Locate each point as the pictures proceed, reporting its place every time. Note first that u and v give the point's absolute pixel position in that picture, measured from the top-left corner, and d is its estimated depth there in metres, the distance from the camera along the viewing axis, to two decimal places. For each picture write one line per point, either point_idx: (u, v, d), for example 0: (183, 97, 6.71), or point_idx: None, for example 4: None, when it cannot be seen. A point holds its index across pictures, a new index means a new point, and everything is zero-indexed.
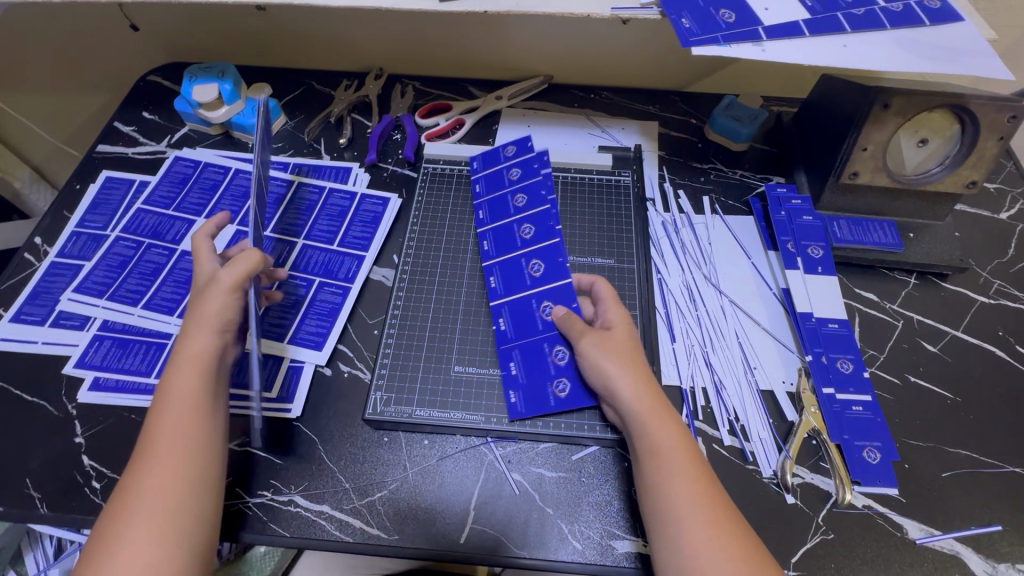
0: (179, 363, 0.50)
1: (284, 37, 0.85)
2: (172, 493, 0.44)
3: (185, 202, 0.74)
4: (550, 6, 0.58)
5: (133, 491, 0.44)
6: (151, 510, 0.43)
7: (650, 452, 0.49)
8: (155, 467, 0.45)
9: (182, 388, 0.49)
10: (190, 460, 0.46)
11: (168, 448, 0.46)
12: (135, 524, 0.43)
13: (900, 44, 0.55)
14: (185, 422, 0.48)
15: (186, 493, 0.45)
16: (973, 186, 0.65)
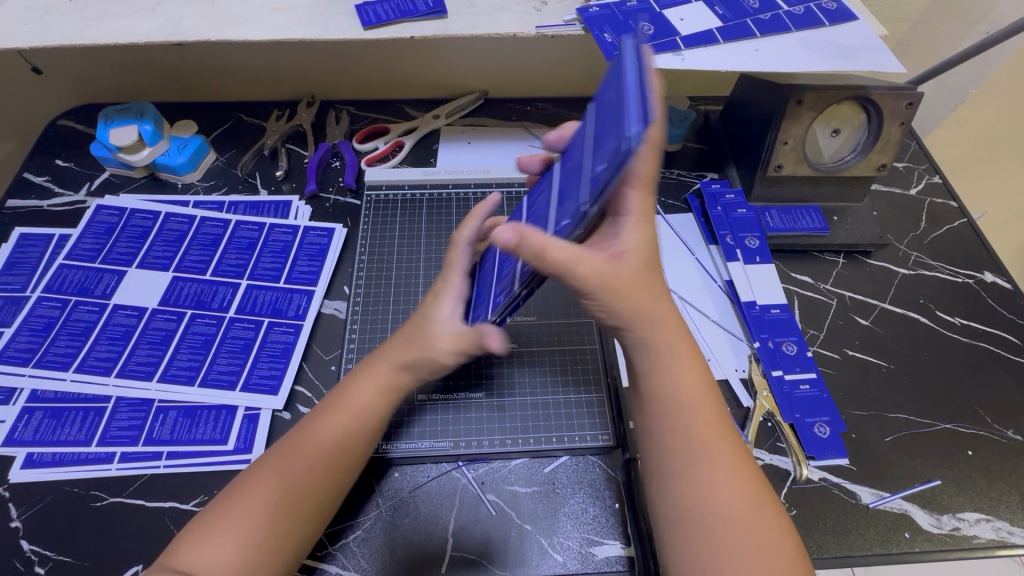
0: (368, 367, 0.52)
1: (205, 71, 0.82)
2: (313, 473, 0.47)
3: (113, 253, 0.70)
4: (476, 28, 0.59)
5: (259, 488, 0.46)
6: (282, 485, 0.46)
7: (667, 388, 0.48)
8: (312, 445, 0.48)
9: (364, 395, 0.51)
10: (339, 453, 0.48)
11: (331, 428, 0.49)
12: (278, 478, 0.46)
13: (805, 45, 0.58)
14: (353, 423, 0.50)
15: (324, 477, 0.47)
16: (883, 168, 0.70)
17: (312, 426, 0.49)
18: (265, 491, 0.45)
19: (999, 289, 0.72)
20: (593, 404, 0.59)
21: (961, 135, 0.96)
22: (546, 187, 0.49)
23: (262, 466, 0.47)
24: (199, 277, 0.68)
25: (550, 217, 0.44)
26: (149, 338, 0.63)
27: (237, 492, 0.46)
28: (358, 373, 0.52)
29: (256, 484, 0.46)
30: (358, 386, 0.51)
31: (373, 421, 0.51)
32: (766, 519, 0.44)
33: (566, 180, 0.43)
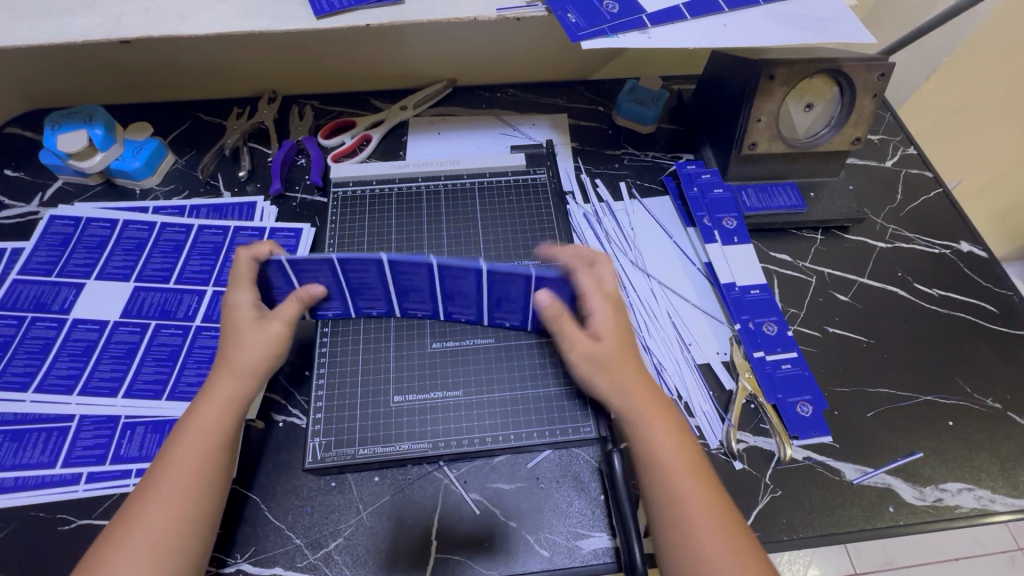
0: (210, 393, 0.49)
1: (158, 70, 0.78)
2: (174, 512, 0.43)
3: (70, 265, 0.67)
4: (434, 13, 0.56)
5: (128, 526, 0.43)
6: (157, 528, 0.43)
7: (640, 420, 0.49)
8: (163, 486, 0.44)
9: (204, 423, 0.48)
10: (191, 478, 0.45)
11: (177, 461, 0.46)
12: (140, 526, 0.42)
13: (773, 18, 0.57)
14: (198, 449, 0.46)
15: (180, 510, 0.44)
16: (858, 142, 0.69)
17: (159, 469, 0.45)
18: (129, 545, 0.42)
19: (975, 258, 0.72)
20: (573, 397, 0.57)
21: (935, 104, 0.96)
22: (465, 279, 0.52)
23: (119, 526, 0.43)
24: (162, 286, 0.66)
25: (483, 313, 0.58)
26: (112, 352, 0.61)
27: (100, 557, 0.42)
28: (197, 406, 0.49)
29: (118, 545, 0.42)
30: (196, 415, 0.48)
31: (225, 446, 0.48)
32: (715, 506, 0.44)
33: (496, 299, 0.56)
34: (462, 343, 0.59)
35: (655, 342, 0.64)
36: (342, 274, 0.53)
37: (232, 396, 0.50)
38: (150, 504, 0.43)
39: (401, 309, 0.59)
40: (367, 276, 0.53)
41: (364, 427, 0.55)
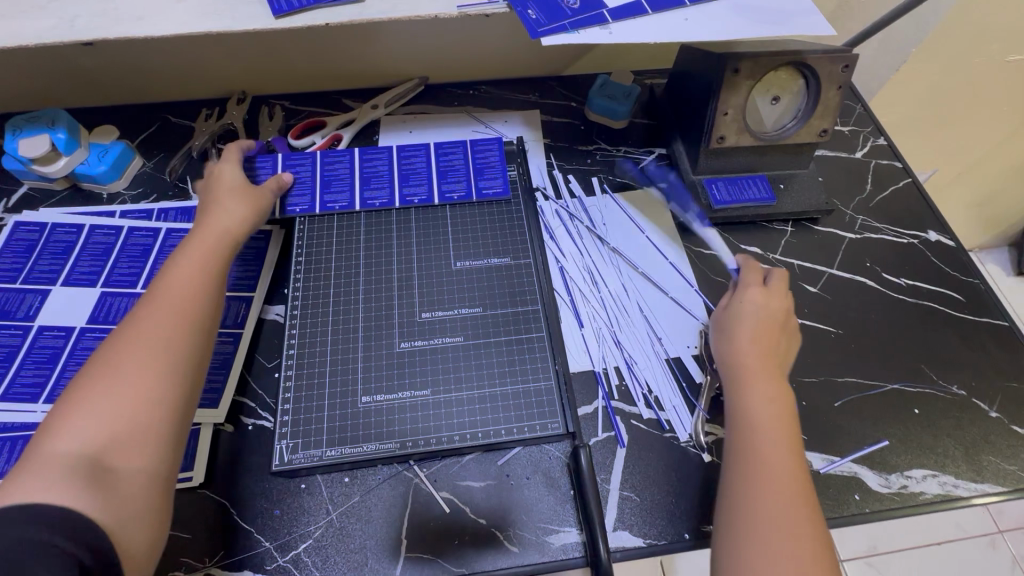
0: (162, 292, 0.51)
1: (123, 73, 0.77)
2: (139, 387, 0.44)
3: (36, 271, 0.66)
4: (395, 11, 0.56)
5: (128, 337, 0.46)
6: (152, 328, 0.47)
7: (756, 431, 0.48)
8: (124, 364, 0.45)
9: (193, 261, 0.54)
10: (188, 296, 0.51)
11: (133, 342, 0.46)
12: (100, 399, 0.42)
13: (735, 11, 0.57)
14: (161, 338, 0.47)
15: (179, 323, 0.48)
16: (825, 134, 0.69)
17: (110, 352, 0.46)
18: (87, 412, 0.42)
19: (943, 247, 0.72)
20: (541, 394, 0.57)
21: (906, 94, 0.96)
22: (418, 155, 0.73)
23: (65, 402, 0.43)
24: (129, 291, 0.65)
25: (434, 185, 0.70)
26: (79, 358, 0.60)
27: (47, 426, 0.42)
28: (150, 304, 0.49)
29: (67, 418, 0.42)
30: (184, 259, 0.54)
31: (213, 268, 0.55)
32: (806, 506, 0.43)
33: (444, 169, 0.72)
34: (431, 342, 0.59)
35: (625, 335, 0.64)
36: (322, 166, 0.71)
37: (189, 294, 0.51)
38: (148, 318, 0.48)
39: (362, 202, 0.69)
40: (339, 166, 0.71)
41: (331, 428, 0.55)
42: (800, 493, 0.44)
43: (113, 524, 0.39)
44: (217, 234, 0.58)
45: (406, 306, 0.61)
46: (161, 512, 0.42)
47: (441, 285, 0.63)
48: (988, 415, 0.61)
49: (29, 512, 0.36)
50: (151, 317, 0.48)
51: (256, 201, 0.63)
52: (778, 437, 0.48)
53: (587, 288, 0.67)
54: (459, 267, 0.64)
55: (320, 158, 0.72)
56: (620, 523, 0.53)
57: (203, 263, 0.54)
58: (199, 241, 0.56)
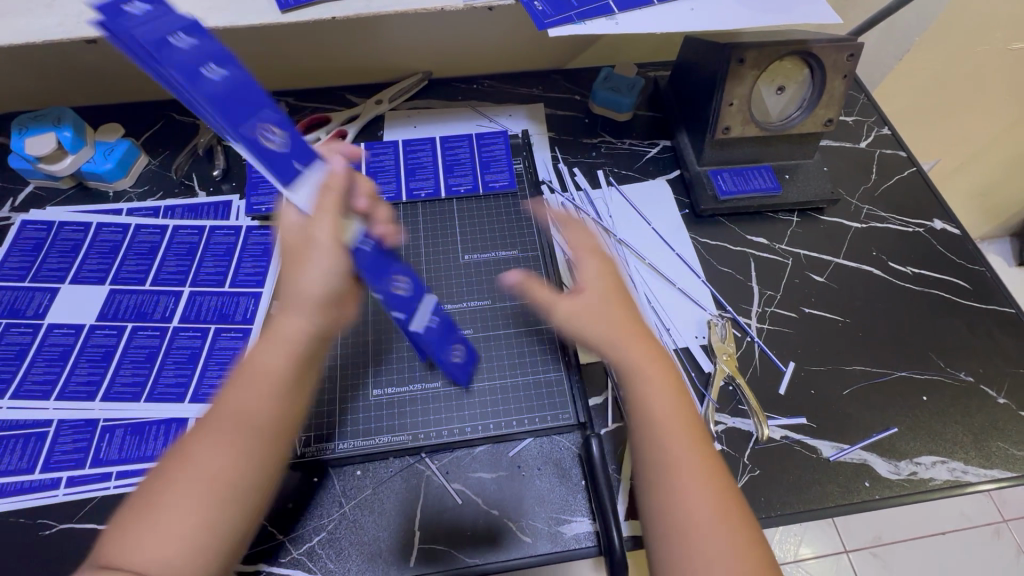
0: (239, 390, 0.39)
1: (127, 70, 0.77)
2: (207, 524, 0.37)
3: (44, 270, 0.66)
4: (401, 4, 0.56)
5: (196, 444, 0.38)
6: (226, 424, 0.39)
7: (647, 403, 0.45)
8: (187, 487, 0.37)
9: (270, 355, 0.40)
10: (266, 385, 0.40)
11: (197, 464, 0.38)
12: (157, 540, 0.36)
13: (741, 0, 0.57)
14: (219, 467, 0.38)
15: (239, 434, 0.39)
16: (830, 124, 0.69)
17: (179, 473, 0.37)
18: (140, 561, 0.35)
19: (948, 235, 0.73)
20: (551, 385, 0.57)
21: (908, 84, 0.96)
22: (423, 149, 0.73)
23: (127, 539, 0.36)
24: (138, 288, 0.65)
25: (440, 178, 0.71)
26: (89, 356, 0.60)
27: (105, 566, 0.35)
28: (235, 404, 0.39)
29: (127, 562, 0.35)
30: (264, 344, 0.40)
31: (294, 384, 0.41)
32: (741, 539, 0.40)
33: (451, 163, 0.72)
34: None
35: None
36: None
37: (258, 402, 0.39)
38: (230, 404, 0.39)
39: None
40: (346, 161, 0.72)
41: (342, 421, 0.55)
42: (725, 486, 0.42)
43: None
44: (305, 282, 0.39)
45: None
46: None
47: (449, 278, 0.63)
48: (996, 402, 0.61)
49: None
50: (210, 436, 0.38)
51: (351, 266, 0.43)
52: (683, 437, 0.44)
53: None
54: (467, 260, 0.64)
55: None
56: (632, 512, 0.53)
57: (289, 336, 0.40)
58: (275, 333, 0.40)
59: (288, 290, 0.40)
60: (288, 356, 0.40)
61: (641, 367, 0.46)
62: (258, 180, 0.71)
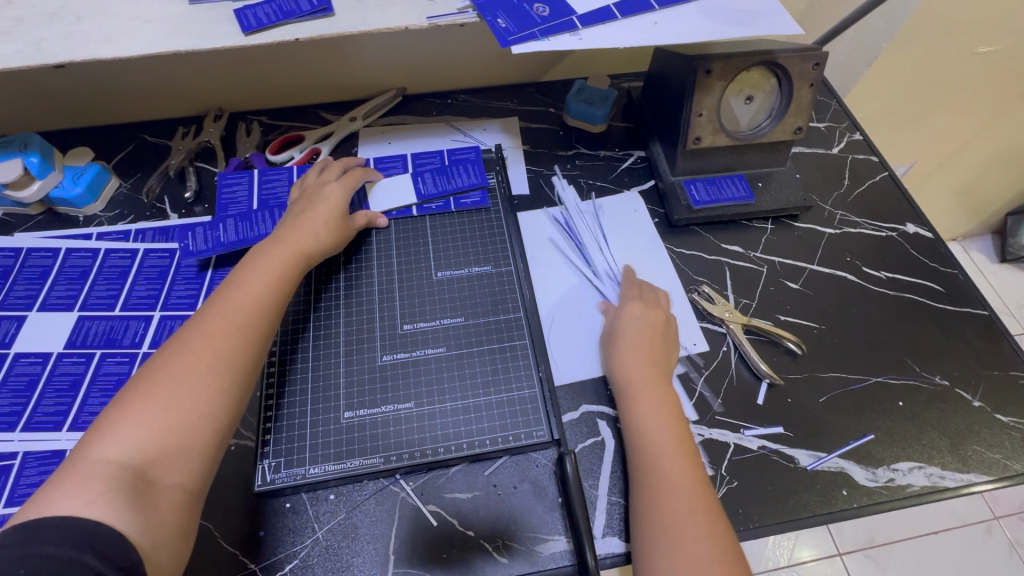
0: (233, 296, 0.53)
1: (97, 94, 0.77)
2: (198, 399, 0.47)
3: (11, 298, 0.65)
4: (366, 24, 0.56)
5: (194, 345, 0.49)
6: (222, 333, 0.50)
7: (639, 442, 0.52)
8: (189, 376, 0.47)
9: (262, 275, 0.55)
10: (257, 301, 0.54)
11: (202, 341, 0.50)
12: (161, 404, 0.46)
13: (704, 13, 0.58)
14: (219, 365, 0.49)
15: (239, 341, 0.51)
16: (800, 131, 0.70)
17: (181, 351, 0.49)
18: (136, 420, 0.45)
19: (921, 238, 0.73)
20: (523, 402, 0.56)
21: (879, 89, 0.97)
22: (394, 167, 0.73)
23: (125, 402, 0.46)
24: (108, 313, 0.64)
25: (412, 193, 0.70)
26: (57, 385, 0.59)
27: (99, 427, 0.45)
28: (201, 316, 0.52)
29: (123, 420, 0.45)
30: (260, 263, 0.57)
31: (273, 302, 0.55)
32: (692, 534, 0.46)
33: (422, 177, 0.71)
34: (414, 353, 0.59)
35: None
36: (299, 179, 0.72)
37: (251, 305, 0.53)
38: (206, 325, 0.51)
39: None
40: None
41: (313, 445, 0.54)
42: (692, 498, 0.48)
43: (144, 546, 0.40)
44: (306, 237, 0.59)
45: (387, 319, 0.61)
46: (189, 520, 0.45)
47: (422, 296, 0.62)
48: (972, 405, 0.61)
49: (64, 524, 0.38)
50: (216, 334, 0.50)
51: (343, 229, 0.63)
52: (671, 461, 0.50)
53: (569, 294, 0.66)
54: (440, 277, 0.64)
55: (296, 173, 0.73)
56: (610, 528, 0.52)
57: (276, 271, 0.56)
58: (276, 248, 0.58)
59: (304, 222, 0.61)
60: (275, 286, 0.56)
61: (643, 403, 0.54)
62: (228, 201, 0.70)
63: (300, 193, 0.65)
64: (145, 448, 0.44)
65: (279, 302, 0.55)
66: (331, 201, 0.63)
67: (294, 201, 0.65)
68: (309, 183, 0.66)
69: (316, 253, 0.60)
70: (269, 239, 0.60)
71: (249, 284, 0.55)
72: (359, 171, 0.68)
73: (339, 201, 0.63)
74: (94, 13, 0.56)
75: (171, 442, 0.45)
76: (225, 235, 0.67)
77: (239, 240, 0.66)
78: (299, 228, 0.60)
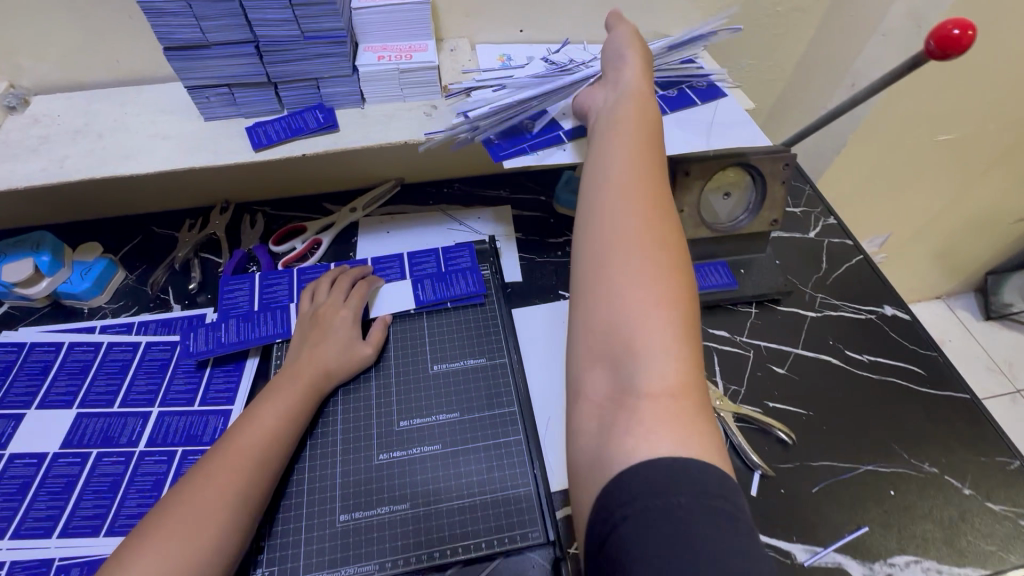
0: (254, 420, 0.54)
1: (110, 191, 0.81)
2: (209, 532, 0.46)
3: (11, 395, 0.65)
4: (367, 139, 0.61)
5: (213, 471, 0.50)
6: (240, 458, 0.51)
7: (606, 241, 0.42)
8: (204, 507, 0.47)
9: (284, 401, 0.57)
10: (275, 427, 0.55)
11: (219, 480, 0.49)
12: (174, 537, 0.45)
13: (681, 125, 0.66)
14: (233, 495, 0.49)
15: (255, 470, 0.51)
16: (775, 223, 0.74)
17: (200, 479, 0.49)
18: (150, 554, 0.44)
19: (899, 320, 0.76)
20: (519, 502, 0.56)
21: (850, 172, 1.04)
22: (391, 264, 0.75)
23: (143, 535, 0.45)
24: (107, 410, 0.65)
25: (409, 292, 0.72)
26: (50, 487, 0.59)
27: (109, 574, 0.43)
28: (217, 454, 0.51)
29: (133, 568, 0.43)
30: (280, 389, 0.58)
31: (289, 428, 0.56)
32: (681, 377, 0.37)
33: (419, 276, 0.74)
34: (410, 452, 0.59)
35: None
36: (300, 281, 0.74)
37: (269, 441, 0.53)
38: (227, 449, 0.51)
39: None
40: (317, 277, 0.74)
41: (307, 550, 0.53)
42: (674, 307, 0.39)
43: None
44: (318, 367, 0.61)
45: (384, 416, 0.62)
46: None
47: (419, 392, 0.64)
48: (962, 492, 0.62)
49: None
50: (234, 460, 0.51)
51: (356, 354, 0.64)
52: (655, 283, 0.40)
53: None
54: (437, 370, 0.66)
55: (297, 275, 0.74)
56: None
57: (292, 404, 0.57)
58: (296, 372, 0.60)
59: (322, 346, 0.62)
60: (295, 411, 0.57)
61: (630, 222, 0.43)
62: (230, 307, 0.71)
63: (310, 316, 0.66)
64: None
65: (293, 436, 0.56)
66: (343, 325, 0.64)
67: (305, 324, 0.65)
68: (320, 300, 0.67)
69: (329, 377, 0.61)
70: (284, 367, 0.61)
71: (269, 411, 0.55)
72: (361, 286, 0.69)
73: (352, 325, 0.65)
74: (115, 131, 0.61)
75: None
76: (226, 335, 0.68)
77: (238, 342, 0.67)
78: (317, 352, 0.62)
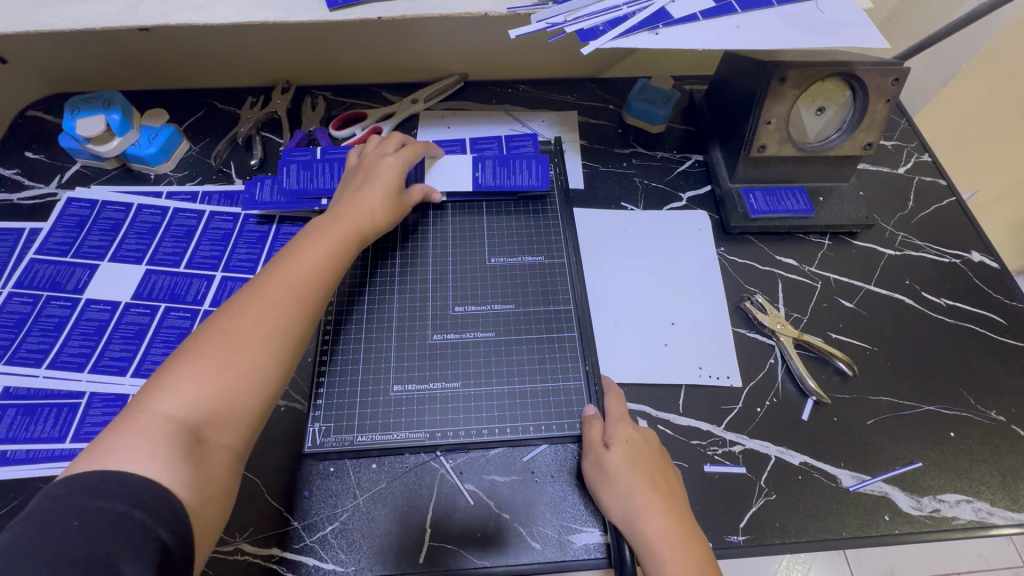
0: (295, 261, 0.53)
1: (176, 57, 0.80)
2: (253, 361, 0.46)
3: (85, 247, 0.68)
4: (445, 7, 0.57)
5: (254, 305, 0.49)
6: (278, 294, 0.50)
7: None
8: (242, 337, 0.46)
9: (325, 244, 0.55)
10: (317, 268, 0.53)
11: (262, 307, 0.49)
12: (216, 363, 0.45)
13: (785, 20, 0.56)
14: (275, 326, 0.48)
15: (297, 309, 0.50)
16: (869, 147, 0.68)
17: (240, 312, 0.48)
18: (191, 375, 0.44)
19: (986, 268, 0.71)
20: (569, 395, 0.57)
21: (951, 112, 0.94)
22: (454, 152, 0.74)
23: (182, 358, 0.45)
24: (173, 269, 0.67)
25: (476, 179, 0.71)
26: (122, 332, 0.62)
27: (160, 379, 0.44)
28: (257, 285, 0.50)
29: (180, 375, 0.44)
30: (320, 233, 0.56)
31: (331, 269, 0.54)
32: None
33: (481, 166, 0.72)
34: (464, 335, 0.60)
35: (647, 335, 0.63)
36: None
37: (307, 282, 0.52)
38: (267, 285, 0.50)
39: None
40: None
41: (361, 412, 0.55)
42: None
43: (191, 504, 0.39)
44: (363, 215, 0.59)
45: (439, 299, 0.62)
46: (233, 484, 0.44)
47: (475, 280, 0.63)
48: None
49: (110, 478, 0.37)
50: (276, 297, 0.50)
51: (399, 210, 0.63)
52: None
53: (619, 291, 0.66)
54: (493, 263, 0.65)
55: None
56: None
57: (334, 247, 0.55)
58: (337, 216, 0.58)
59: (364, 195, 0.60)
60: (334, 255, 0.55)
61: None
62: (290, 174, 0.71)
63: (358, 164, 0.65)
64: (195, 407, 0.43)
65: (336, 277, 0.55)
66: (390, 178, 0.62)
67: (352, 171, 0.65)
68: (369, 153, 0.66)
69: (370, 229, 0.60)
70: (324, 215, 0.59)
71: (308, 255, 0.54)
72: (418, 146, 0.67)
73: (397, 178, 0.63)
74: None
75: (219, 399, 0.44)
76: (288, 181, 0.69)
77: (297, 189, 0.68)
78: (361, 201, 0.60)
